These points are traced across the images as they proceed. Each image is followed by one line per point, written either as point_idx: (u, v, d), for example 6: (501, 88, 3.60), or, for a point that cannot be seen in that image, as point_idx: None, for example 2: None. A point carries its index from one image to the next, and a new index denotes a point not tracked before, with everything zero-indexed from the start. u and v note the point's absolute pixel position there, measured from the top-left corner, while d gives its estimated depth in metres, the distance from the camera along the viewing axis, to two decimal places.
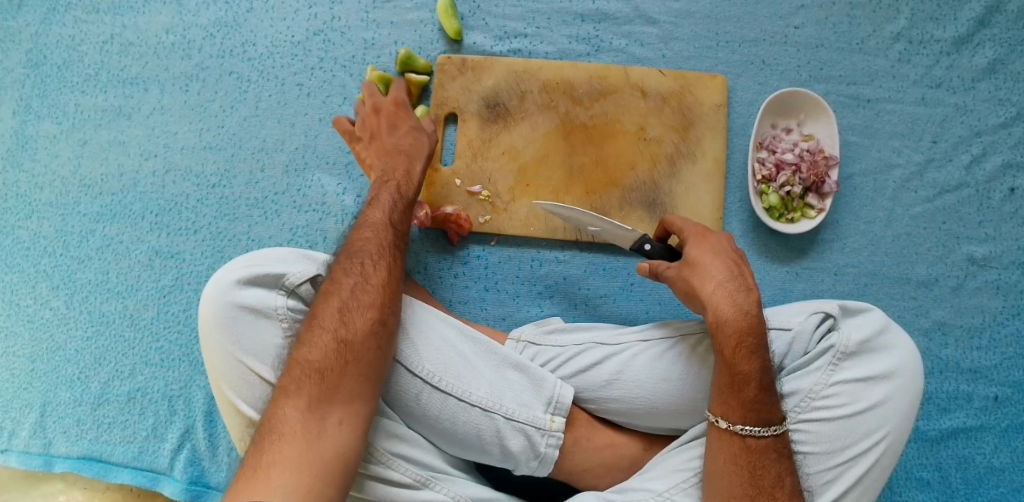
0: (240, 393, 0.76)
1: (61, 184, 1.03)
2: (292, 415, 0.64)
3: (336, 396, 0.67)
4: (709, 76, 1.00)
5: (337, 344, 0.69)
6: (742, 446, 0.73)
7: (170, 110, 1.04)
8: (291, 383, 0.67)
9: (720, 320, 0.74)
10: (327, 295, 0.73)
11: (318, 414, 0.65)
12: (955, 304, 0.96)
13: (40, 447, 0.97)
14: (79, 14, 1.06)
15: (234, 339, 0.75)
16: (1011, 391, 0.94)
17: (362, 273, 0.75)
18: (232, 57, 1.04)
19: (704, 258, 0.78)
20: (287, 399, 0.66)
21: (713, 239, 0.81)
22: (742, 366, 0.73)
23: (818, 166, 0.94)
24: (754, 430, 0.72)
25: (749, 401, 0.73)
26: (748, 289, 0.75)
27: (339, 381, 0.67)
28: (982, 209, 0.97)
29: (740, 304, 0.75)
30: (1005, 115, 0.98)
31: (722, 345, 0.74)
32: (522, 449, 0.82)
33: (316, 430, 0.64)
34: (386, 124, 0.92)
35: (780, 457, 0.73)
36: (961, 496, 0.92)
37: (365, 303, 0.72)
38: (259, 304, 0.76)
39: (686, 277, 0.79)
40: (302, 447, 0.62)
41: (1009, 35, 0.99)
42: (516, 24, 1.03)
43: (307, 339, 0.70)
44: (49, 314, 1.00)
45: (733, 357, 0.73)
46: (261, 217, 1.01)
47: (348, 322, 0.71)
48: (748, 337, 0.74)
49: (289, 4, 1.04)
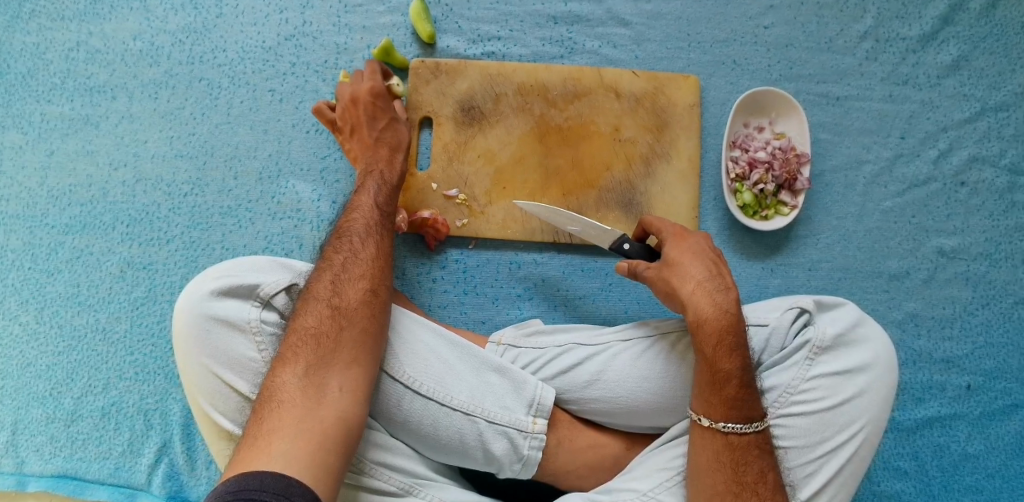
0: (222, 407, 0.75)
1: (27, 195, 1.01)
2: (292, 380, 0.67)
3: (333, 359, 0.69)
4: (682, 77, 1.00)
5: (331, 313, 0.72)
6: (725, 443, 0.73)
7: (139, 118, 1.02)
8: (289, 352, 0.69)
9: (700, 320, 0.75)
10: (320, 271, 0.76)
11: (316, 377, 0.67)
12: (927, 296, 0.98)
13: (13, 466, 0.95)
14: (42, 21, 1.04)
15: (212, 352, 0.74)
16: (982, 379, 0.96)
17: (351, 248, 0.77)
18: (202, 63, 1.03)
19: (682, 257, 0.79)
20: (286, 367, 0.68)
21: (690, 239, 0.81)
22: (723, 364, 0.73)
23: (791, 164, 0.95)
24: (736, 427, 0.73)
25: (729, 398, 0.73)
26: (726, 288, 0.76)
27: (334, 346, 0.70)
28: (950, 203, 0.99)
29: (720, 304, 0.75)
30: (969, 111, 1.00)
31: (702, 344, 0.75)
32: (505, 452, 0.82)
33: (315, 392, 0.66)
34: (365, 115, 0.91)
35: (762, 453, 0.73)
36: (938, 484, 0.94)
37: (356, 275, 0.75)
38: (233, 316, 0.75)
39: (666, 278, 0.79)
40: (300, 409, 0.64)
41: (972, 32, 1.02)
42: (489, 27, 1.03)
43: (301, 311, 0.73)
44: (19, 329, 0.98)
45: (713, 354, 0.74)
46: (235, 226, 0.99)
47: (340, 294, 0.73)
48: (728, 336, 0.74)
49: (259, 9, 1.03)
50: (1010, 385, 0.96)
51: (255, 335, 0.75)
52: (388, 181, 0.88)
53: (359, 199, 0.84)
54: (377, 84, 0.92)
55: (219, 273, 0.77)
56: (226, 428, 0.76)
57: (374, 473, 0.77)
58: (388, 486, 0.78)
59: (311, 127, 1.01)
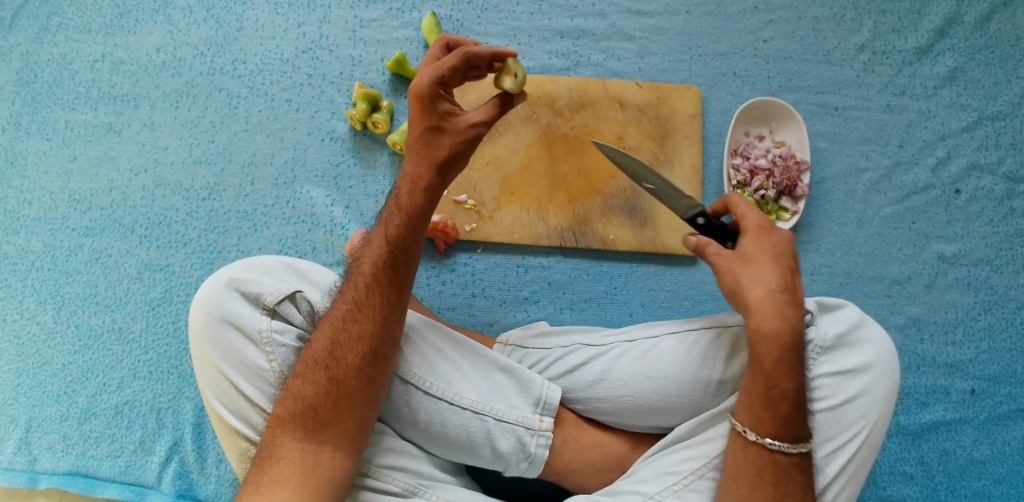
0: (233, 415, 0.75)
1: (50, 199, 1.04)
2: (285, 446, 0.67)
3: (328, 430, 0.68)
4: (683, 88, 1.04)
5: (328, 381, 0.69)
6: (768, 460, 0.70)
7: (161, 126, 1.06)
8: (285, 417, 0.69)
9: (762, 330, 0.70)
10: (323, 325, 0.73)
11: (309, 447, 0.67)
12: (929, 301, 0.99)
13: (25, 464, 0.96)
14: (71, 34, 1.09)
15: (222, 361, 0.74)
16: (987, 383, 0.97)
17: (356, 302, 0.72)
18: (222, 74, 1.07)
19: (758, 256, 0.73)
20: (282, 434, 0.68)
21: (771, 238, 0.74)
22: (781, 383, 0.70)
23: (791, 171, 0.98)
24: (782, 446, 0.70)
25: (782, 417, 0.70)
26: (798, 303, 0.71)
27: (329, 416, 0.68)
28: (949, 209, 1.01)
29: (785, 320, 0.70)
30: (967, 120, 1.03)
31: (761, 356, 0.71)
32: (513, 450, 0.83)
33: (307, 463, 0.66)
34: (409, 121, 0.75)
35: (806, 475, 0.70)
36: (944, 489, 0.94)
37: (357, 337, 0.71)
38: (243, 325, 0.74)
39: (737, 274, 0.73)
40: (291, 480, 0.65)
41: (967, 45, 1.05)
42: (498, 41, 1.07)
43: (300, 373, 0.71)
44: (36, 328, 1.01)
45: (773, 371, 0.70)
46: (250, 229, 1.02)
47: (339, 359, 0.70)
48: (788, 354, 0.70)
49: (278, 24, 1.08)
50: (1015, 389, 0.97)
51: (264, 345, 0.75)
52: (407, 208, 0.73)
53: (371, 240, 0.75)
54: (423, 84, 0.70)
55: (224, 281, 0.76)
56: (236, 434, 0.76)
57: (377, 474, 0.78)
58: (393, 486, 0.78)
59: (326, 135, 1.05)
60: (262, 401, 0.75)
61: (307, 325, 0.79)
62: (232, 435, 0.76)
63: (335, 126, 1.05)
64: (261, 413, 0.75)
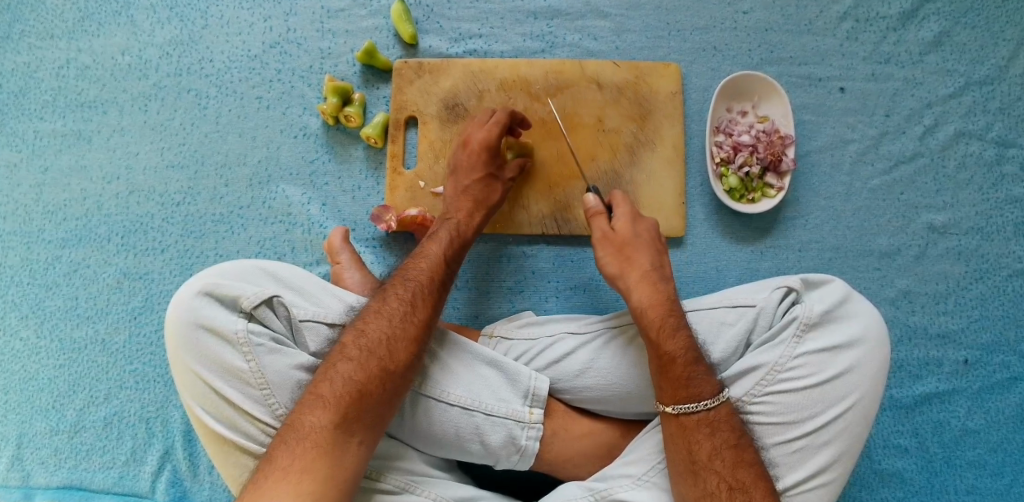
0: (215, 418, 0.71)
1: (24, 212, 1.03)
2: (322, 427, 0.64)
3: (364, 420, 0.66)
4: (662, 65, 1.01)
5: (380, 371, 0.69)
6: (676, 425, 0.71)
7: (131, 131, 1.04)
8: (323, 395, 0.66)
9: (643, 305, 0.77)
10: (376, 317, 0.73)
11: (345, 436, 0.65)
12: (919, 272, 0.97)
13: (19, 480, 0.96)
14: (33, 40, 1.06)
15: (199, 364, 0.70)
16: (980, 353, 0.95)
17: (409, 301, 0.75)
18: (190, 74, 1.05)
19: (631, 243, 0.82)
20: (318, 411, 0.65)
21: (641, 225, 0.84)
22: (668, 346, 0.73)
23: (774, 145, 0.95)
24: (687, 408, 0.70)
25: (680, 378, 0.71)
26: (665, 279, 0.80)
27: (372, 409, 0.67)
28: (938, 178, 0.99)
29: (658, 294, 0.77)
30: (954, 86, 1.00)
31: (647, 329, 0.75)
32: (503, 444, 0.79)
33: (339, 452, 0.64)
34: (468, 162, 0.91)
35: (715, 432, 0.69)
36: (939, 461, 0.93)
37: (411, 336, 0.72)
38: (219, 328, 0.70)
39: (619, 263, 0.82)
40: (322, 466, 0.63)
41: (952, 8, 1.02)
42: (470, 25, 1.04)
43: (348, 357, 0.69)
44: (20, 344, 1.00)
45: (658, 338, 0.74)
46: (227, 232, 1.01)
47: (392, 352, 0.70)
48: (670, 317, 0.76)
49: (243, 19, 1.05)
50: (1008, 358, 0.95)
51: (242, 347, 0.70)
52: (461, 236, 0.87)
53: (423, 254, 0.81)
54: (491, 138, 0.90)
55: (198, 286, 0.72)
56: (222, 439, 0.72)
57: (372, 475, 0.75)
58: (385, 484, 0.74)
59: (298, 132, 1.03)
60: (243, 401, 0.70)
61: (287, 330, 0.75)
62: (219, 441, 0.72)
63: (308, 121, 1.03)
64: (245, 416, 0.71)
